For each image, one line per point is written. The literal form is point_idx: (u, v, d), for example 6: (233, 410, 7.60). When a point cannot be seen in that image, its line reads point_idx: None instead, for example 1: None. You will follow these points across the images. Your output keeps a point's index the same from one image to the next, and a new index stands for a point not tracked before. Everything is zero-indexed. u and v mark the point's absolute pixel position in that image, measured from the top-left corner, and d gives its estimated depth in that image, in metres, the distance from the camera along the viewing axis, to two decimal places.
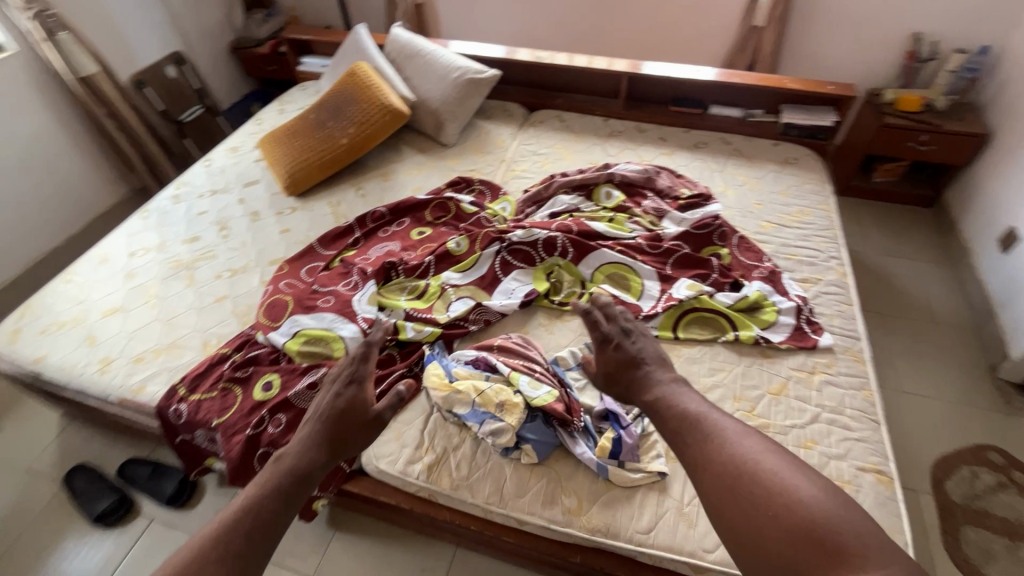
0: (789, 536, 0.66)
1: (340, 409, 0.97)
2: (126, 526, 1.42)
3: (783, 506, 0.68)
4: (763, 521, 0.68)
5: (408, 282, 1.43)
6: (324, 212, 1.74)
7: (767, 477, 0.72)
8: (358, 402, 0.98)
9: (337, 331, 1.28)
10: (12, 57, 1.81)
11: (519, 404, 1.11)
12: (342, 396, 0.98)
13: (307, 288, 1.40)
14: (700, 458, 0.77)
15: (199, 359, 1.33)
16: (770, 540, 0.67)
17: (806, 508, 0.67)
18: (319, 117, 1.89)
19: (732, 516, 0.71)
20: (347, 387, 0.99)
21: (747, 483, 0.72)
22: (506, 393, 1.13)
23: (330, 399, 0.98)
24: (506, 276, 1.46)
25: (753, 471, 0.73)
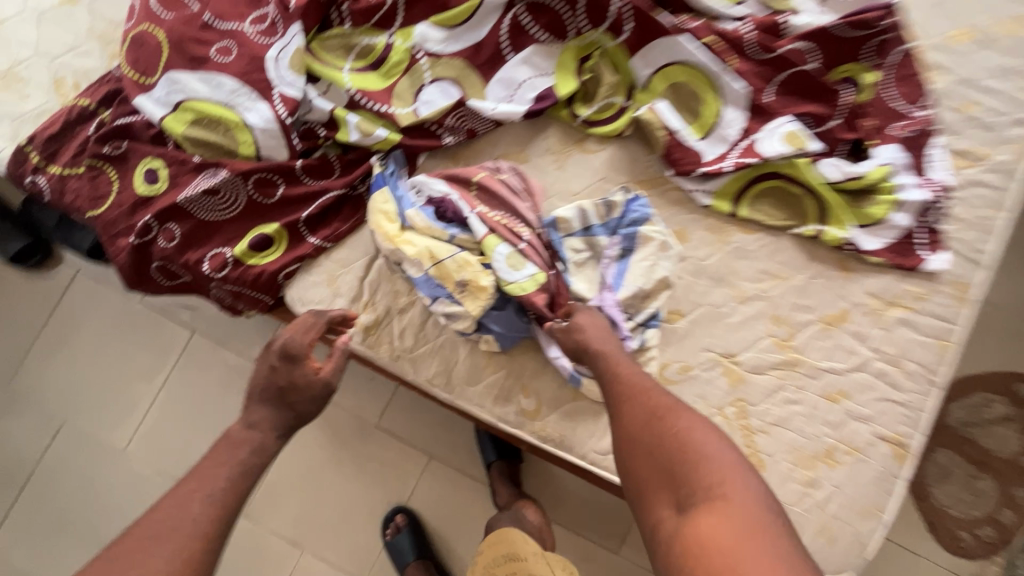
0: (686, 472, 0.64)
1: (277, 390, 0.72)
2: (51, 271, 1.27)
3: (685, 441, 0.66)
4: (649, 447, 0.68)
5: (356, 37, 0.90)
6: None
7: (665, 407, 0.71)
8: (294, 375, 0.72)
9: (240, 113, 0.85)
10: None
11: (488, 289, 0.82)
12: (279, 375, 0.73)
13: (190, 14, 0.86)
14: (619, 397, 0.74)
15: (53, 108, 0.91)
16: (660, 456, 0.67)
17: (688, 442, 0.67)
18: None
19: (626, 443, 0.71)
20: (281, 360, 0.73)
21: (647, 403, 0.72)
22: (472, 270, 0.82)
23: (261, 376, 0.74)
24: (513, 53, 0.92)
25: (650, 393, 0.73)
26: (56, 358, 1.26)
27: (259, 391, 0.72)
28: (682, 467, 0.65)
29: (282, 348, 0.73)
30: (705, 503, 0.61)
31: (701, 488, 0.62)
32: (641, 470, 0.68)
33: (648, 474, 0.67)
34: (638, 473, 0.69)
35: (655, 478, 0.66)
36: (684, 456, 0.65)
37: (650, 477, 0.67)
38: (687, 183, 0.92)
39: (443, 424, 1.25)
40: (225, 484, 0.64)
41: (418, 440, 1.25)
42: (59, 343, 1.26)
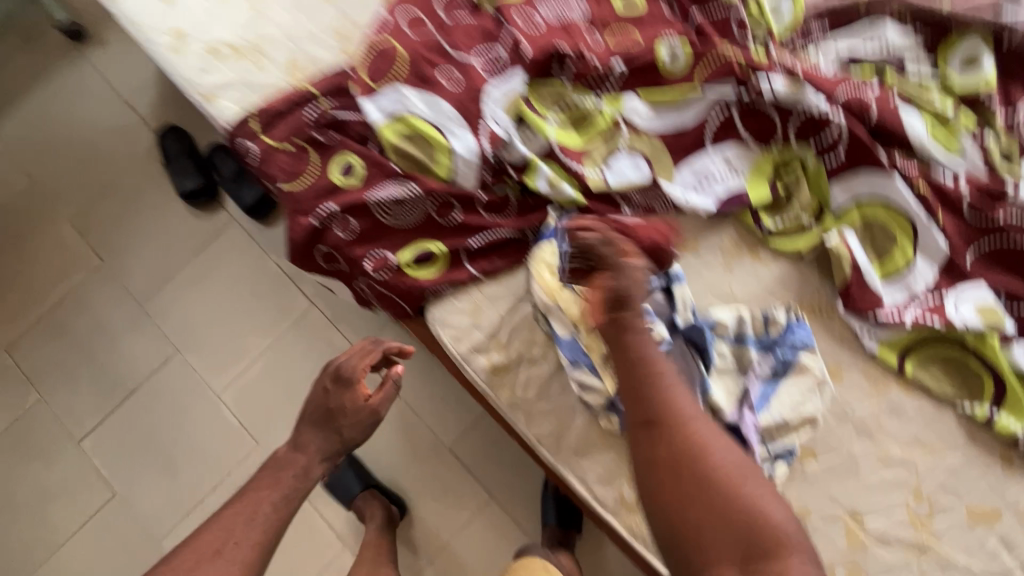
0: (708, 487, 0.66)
1: (325, 410, 0.83)
2: (209, 214, 1.38)
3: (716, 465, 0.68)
4: (682, 466, 0.68)
5: (570, 95, 0.92)
6: None
7: (687, 419, 0.71)
8: (343, 400, 0.82)
9: (448, 139, 0.89)
10: None
11: None
12: (331, 398, 0.83)
13: (430, 40, 0.93)
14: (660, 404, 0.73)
15: (282, 86, 1.00)
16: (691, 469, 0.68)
17: (723, 462, 0.68)
18: None
19: (653, 461, 0.70)
20: (334, 384, 0.83)
21: (676, 413, 0.71)
22: None
23: (316, 394, 0.85)
24: (714, 147, 0.92)
25: (672, 398, 0.72)
26: (187, 292, 1.35)
27: (310, 409, 0.84)
28: (725, 502, 0.65)
29: (336, 370, 0.83)
30: (746, 540, 0.63)
31: (739, 514, 0.64)
32: (675, 489, 0.67)
33: (682, 490, 0.67)
34: (670, 495, 0.67)
35: (694, 505, 0.66)
36: (722, 484, 0.66)
37: (682, 503, 0.67)
38: (857, 324, 0.88)
39: (510, 467, 1.25)
40: (271, 507, 0.76)
41: (483, 476, 1.24)
42: (193, 282, 1.36)
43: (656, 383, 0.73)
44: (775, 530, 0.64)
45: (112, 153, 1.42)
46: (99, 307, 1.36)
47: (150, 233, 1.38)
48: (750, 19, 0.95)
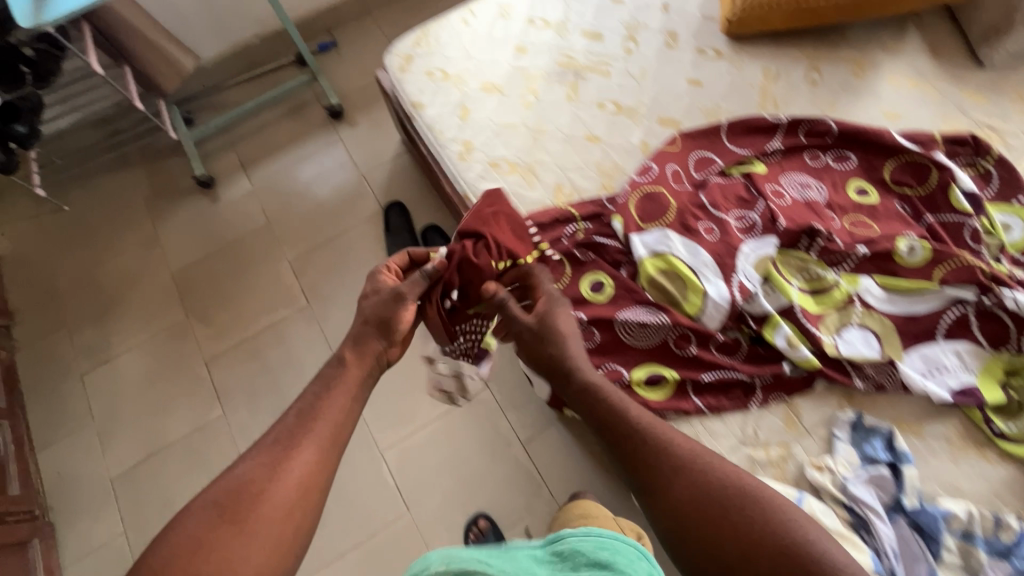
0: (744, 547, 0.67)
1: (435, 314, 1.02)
2: None
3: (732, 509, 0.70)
4: (685, 501, 0.72)
5: (814, 266, 1.03)
6: (753, 80, 1.27)
7: (684, 458, 0.75)
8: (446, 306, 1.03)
9: (703, 282, 1.00)
10: None
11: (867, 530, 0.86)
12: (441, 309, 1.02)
13: (693, 197, 1.09)
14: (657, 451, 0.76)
15: (546, 203, 1.16)
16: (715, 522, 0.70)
17: (684, 485, 0.73)
18: None
19: (674, 509, 0.72)
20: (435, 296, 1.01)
21: (644, 459, 0.76)
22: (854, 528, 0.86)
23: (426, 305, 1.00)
24: (946, 340, 0.98)
25: (667, 450, 0.76)
26: None
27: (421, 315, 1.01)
28: (722, 514, 0.70)
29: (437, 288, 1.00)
30: (763, 553, 0.66)
31: (771, 534, 0.67)
32: (693, 531, 0.70)
33: (702, 529, 0.70)
34: (694, 534, 0.70)
35: (705, 533, 0.70)
36: (702, 496, 0.72)
37: (697, 531, 0.70)
38: None
39: None
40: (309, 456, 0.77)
41: None
42: None
43: (612, 429, 0.81)
44: (787, 524, 0.68)
45: (340, 212, 1.64)
46: (293, 342, 1.49)
47: (354, 288, 1.54)
48: (984, 230, 1.04)
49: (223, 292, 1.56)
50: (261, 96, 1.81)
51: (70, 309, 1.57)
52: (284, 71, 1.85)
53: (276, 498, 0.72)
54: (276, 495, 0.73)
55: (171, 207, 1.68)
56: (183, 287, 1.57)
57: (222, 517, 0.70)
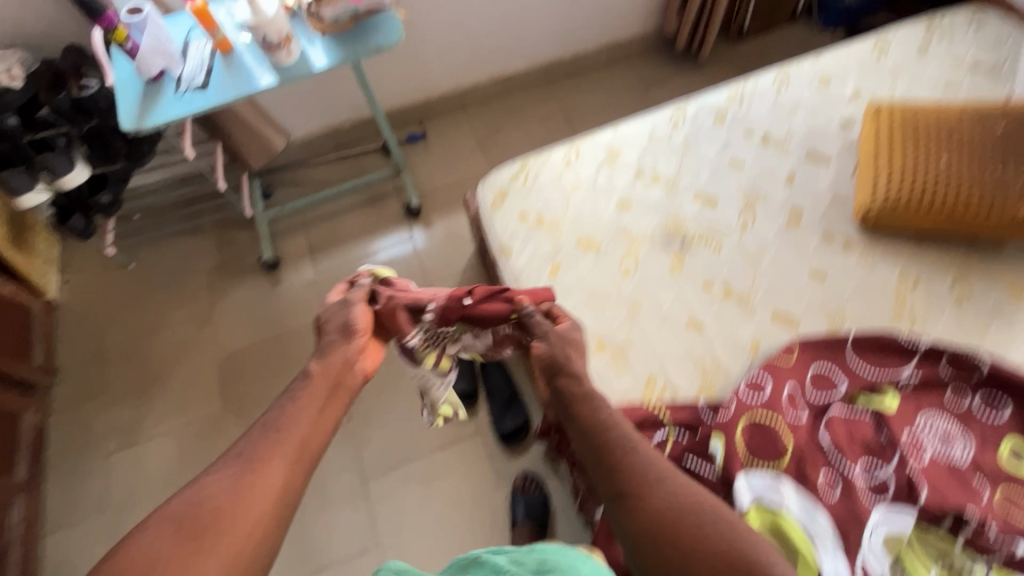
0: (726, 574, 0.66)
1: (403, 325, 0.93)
2: (460, 418, 1.40)
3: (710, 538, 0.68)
4: (665, 511, 0.70)
5: (957, 557, 0.86)
6: (886, 285, 1.11)
7: (670, 478, 0.74)
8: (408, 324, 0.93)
9: (821, 557, 0.85)
10: None
11: None
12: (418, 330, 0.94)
13: (811, 434, 0.95)
14: (643, 483, 0.73)
15: (634, 397, 1.02)
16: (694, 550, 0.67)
17: (666, 496, 0.71)
18: (977, 120, 1.14)
19: (652, 516, 0.70)
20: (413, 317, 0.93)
21: (628, 468, 0.75)
22: None
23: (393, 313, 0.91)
24: None
25: (652, 465, 0.76)
26: (409, 485, 1.34)
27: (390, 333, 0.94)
28: (695, 524, 0.69)
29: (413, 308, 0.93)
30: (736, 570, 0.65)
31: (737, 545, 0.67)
32: (670, 540, 0.68)
33: (681, 539, 0.68)
34: (673, 545, 0.68)
35: (684, 544, 0.68)
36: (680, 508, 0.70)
37: (676, 542, 0.68)
38: None
39: None
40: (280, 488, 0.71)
41: None
42: (419, 477, 1.35)
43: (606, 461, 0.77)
44: (752, 541, 0.68)
45: None
46: (327, 459, 1.38)
47: (400, 411, 1.42)
48: None
49: (265, 387, 1.48)
50: (343, 180, 1.78)
51: (113, 375, 1.52)
52: (370, 157, 1.82)
53: (233, 520, 0.66)
54: (249, 505, 0.67)
55: (233, 282, 1.64)
56: (227, 374, 1.50)
57: (183, 536, 0.64)
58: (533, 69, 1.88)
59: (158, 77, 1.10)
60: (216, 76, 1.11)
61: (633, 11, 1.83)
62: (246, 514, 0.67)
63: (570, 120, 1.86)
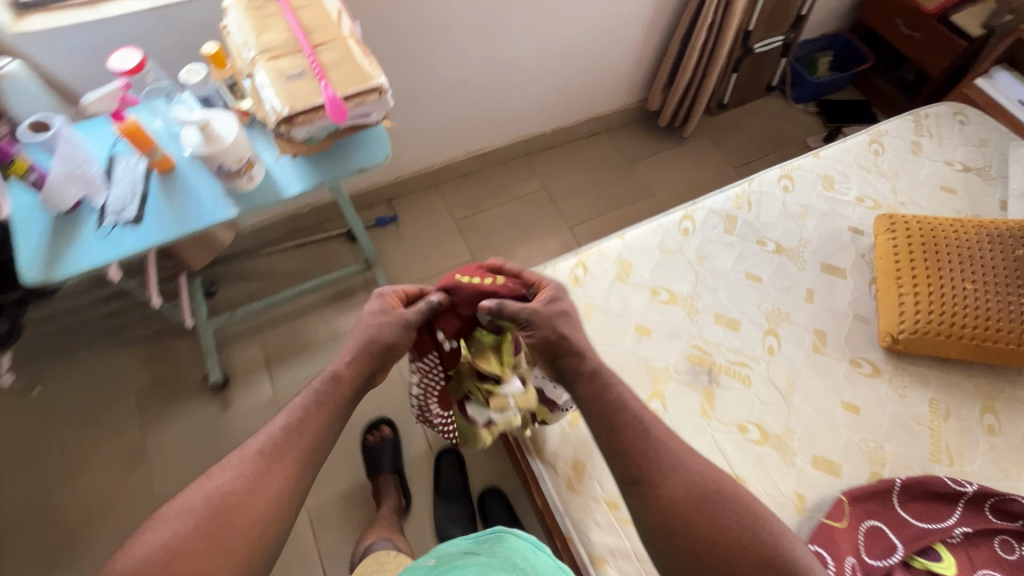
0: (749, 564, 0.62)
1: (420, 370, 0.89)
2: None
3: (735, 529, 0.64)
4: (679, 502, 0.66)
5: None
6: (920, 417, 1.06)
7: (682, 455, 0.70)
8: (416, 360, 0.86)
9: None
10: None
11: None
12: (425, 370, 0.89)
13: None
14: (660, 463, 0.69)
15: None
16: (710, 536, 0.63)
17: (684, 486, 0.67)
18: (999, 240, 1.09)
19: (667, 506, 0.66)
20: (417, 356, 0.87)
21: (644, 448, 0.70)
22: None
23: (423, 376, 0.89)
24: None
25: (664, 443, 0.70)
26: None
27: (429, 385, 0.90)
28: (709, 514, 0.65)
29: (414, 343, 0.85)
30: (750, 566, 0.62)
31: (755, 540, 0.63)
32: (681, 527, 0.64)
33: (694, 527, 0.64)
34: (683, 533, 0.64)
35: (695, 533, 0.64)
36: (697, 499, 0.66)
37: (683, 530, 0.64)
38: None
39: None
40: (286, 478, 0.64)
41: None
42: None
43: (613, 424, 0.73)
44: (777, 538, 0.64)
45: None
46: None
47: None
48: None
49: None
50: (303, 272, 1.55)
51: (16, 537, 1.22)
52: (333, 243, 1.61)
53: (253, 516, 0.60)
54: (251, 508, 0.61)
55: (172, 405, 1.37)
56: None
57: (200, 530, 0.58)
58: (512, 144, 1.75)
59: (75, 208, 0.86)
60: (154, 204, 0.88)
61: (617, 85, 1.74)
62: (254, 513, 0.61)
63: (553, 198, 1.74)
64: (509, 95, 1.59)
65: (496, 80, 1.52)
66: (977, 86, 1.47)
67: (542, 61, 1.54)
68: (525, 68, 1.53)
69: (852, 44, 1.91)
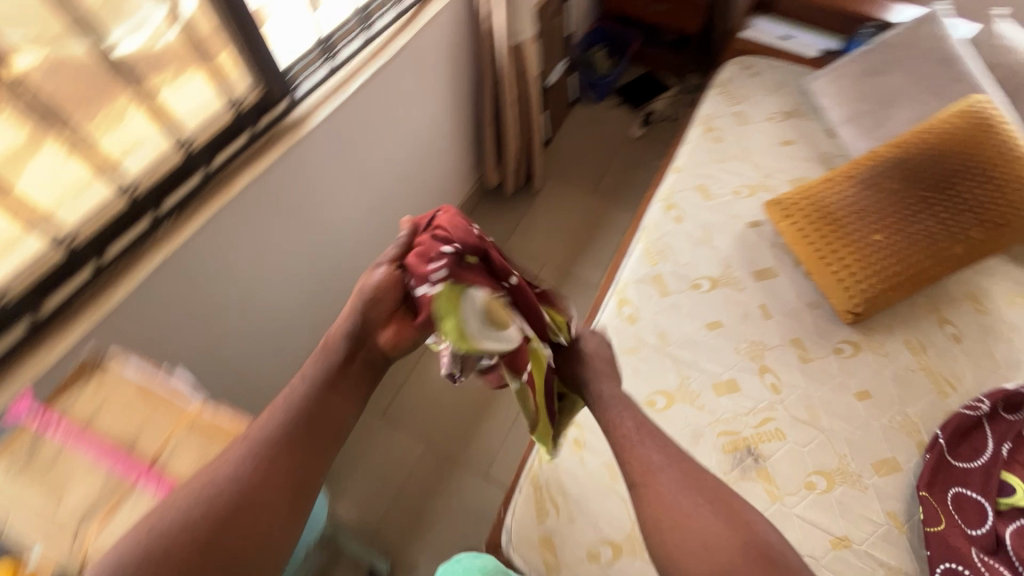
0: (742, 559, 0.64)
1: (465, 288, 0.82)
2: None
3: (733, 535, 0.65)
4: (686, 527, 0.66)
5: None
6: (909, 363, 1.12)
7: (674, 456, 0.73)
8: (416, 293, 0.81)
9: None
10: None
11: None
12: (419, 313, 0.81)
13: None
14: (649, 463, 0.72)
15: None
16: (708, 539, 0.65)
17: (677, 488, 0.69)
18: (870, 183, 1.19)
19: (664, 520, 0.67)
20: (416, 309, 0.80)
21: (631, 443, 0.75)
22: None
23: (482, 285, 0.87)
24: None
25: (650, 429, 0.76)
26: None
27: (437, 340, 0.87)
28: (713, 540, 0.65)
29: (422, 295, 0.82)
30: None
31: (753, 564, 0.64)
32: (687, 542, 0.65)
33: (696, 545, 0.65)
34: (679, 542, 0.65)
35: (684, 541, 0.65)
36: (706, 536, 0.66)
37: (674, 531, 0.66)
38: None
39: None
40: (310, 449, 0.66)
41: None
42: None
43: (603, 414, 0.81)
44: (763, 539, 0.65)
45: None
46: None
47: None
48: None
49: None
50: None
51: None
52: None
53: (268, 502, 0.59)
54: (264, 484, 0.60)
55: None
56: None
57: (232, 504, 0.58)
58: None
59: None
60: None
61: (452, 181, 1.58)
62: (265, 507, 0.59)
63: None
64: (365, 262, 1.36)
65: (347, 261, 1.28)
66: (747, 37, 1.59)
67: (382, 213, 1.33)
68: (373, 231, 1.31)
69: (612, 31, 1.99)
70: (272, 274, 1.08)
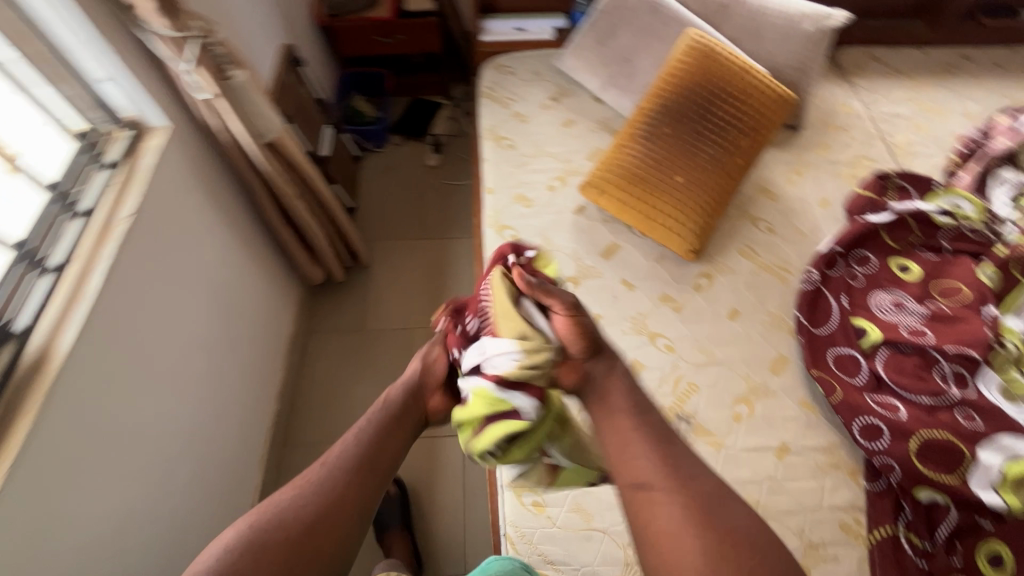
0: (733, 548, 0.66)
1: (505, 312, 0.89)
2: None
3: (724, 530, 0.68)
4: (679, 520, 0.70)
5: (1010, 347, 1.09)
6: (751, 268, 1.26)
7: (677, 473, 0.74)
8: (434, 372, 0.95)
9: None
10: (171, 150, 0.97)
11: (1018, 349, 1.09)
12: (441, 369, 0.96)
13: (910, 403, 1.03)
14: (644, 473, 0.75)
15: (863, 551, 0.94)
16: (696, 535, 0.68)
17: (671, 494, 0.72)
18: (652, 134, 1.28)
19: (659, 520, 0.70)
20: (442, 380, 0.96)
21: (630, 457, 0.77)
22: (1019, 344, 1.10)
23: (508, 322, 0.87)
24: None
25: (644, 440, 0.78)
26: None
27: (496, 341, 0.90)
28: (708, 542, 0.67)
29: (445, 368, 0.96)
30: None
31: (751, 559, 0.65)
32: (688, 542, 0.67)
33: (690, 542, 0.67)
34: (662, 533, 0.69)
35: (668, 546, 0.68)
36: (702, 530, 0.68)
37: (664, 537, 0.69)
38: None
39: None
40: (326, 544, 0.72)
41: None
42: None
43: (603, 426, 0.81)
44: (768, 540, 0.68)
45: None
46: None
47: None
48: (968, 222, 1.27)
49: None
50: None
51: None
52: None
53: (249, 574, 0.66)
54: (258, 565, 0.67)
55: None
56: None
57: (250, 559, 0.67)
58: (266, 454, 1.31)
59: None
60: None
61: (275, 299, 1.39)
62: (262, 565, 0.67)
63: None
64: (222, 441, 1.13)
65: (201, 456, 1.06)
66: (488, 40, 1.62)
67: (212, 383, 1.10)
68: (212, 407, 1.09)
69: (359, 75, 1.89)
70: (111, 557, 0.82)
